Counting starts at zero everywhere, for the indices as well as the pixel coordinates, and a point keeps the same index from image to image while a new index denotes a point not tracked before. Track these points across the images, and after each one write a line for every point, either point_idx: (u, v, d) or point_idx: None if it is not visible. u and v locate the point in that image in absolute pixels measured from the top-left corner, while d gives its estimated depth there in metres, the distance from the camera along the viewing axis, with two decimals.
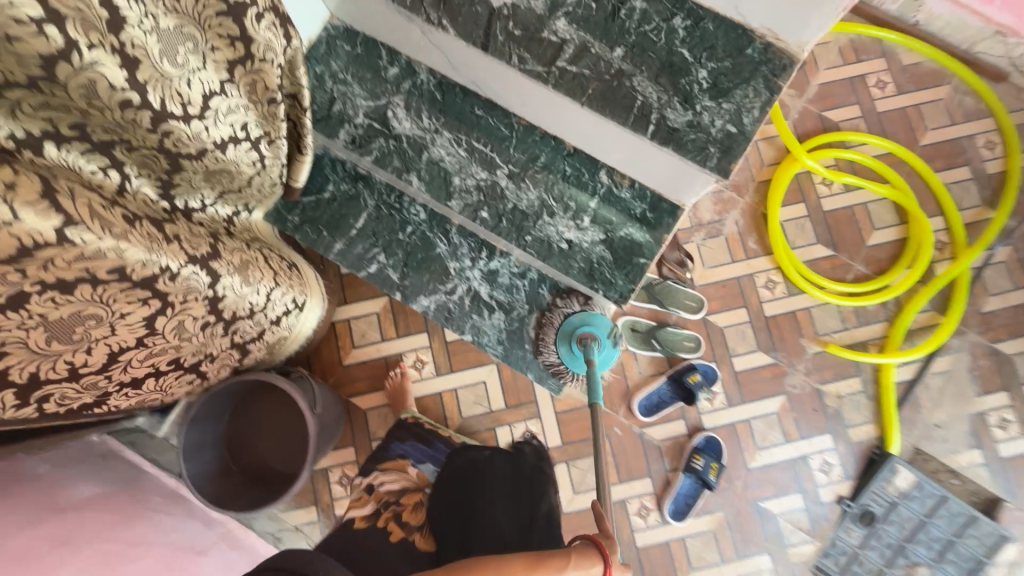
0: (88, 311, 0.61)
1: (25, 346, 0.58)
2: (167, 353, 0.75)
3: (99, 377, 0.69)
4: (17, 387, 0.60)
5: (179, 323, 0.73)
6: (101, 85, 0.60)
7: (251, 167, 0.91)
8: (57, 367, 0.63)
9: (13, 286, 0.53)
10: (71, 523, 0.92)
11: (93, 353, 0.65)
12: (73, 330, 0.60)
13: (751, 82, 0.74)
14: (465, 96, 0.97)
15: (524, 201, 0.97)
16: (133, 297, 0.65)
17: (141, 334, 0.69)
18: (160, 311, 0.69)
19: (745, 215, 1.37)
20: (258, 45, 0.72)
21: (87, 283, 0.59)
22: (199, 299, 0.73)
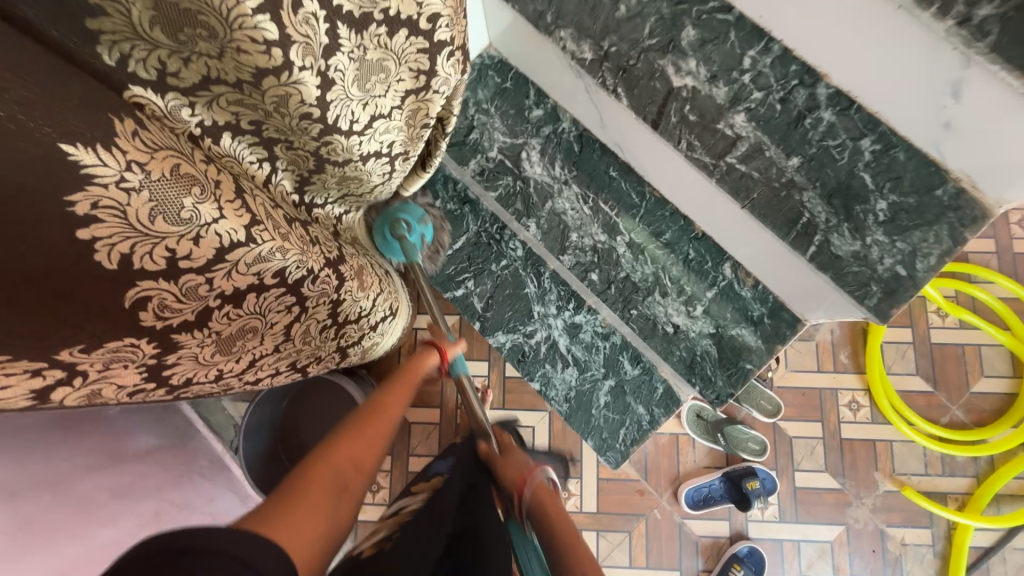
0: (250, 324, 0.60)
1: (194, 358, 0.58)
2: (289, 356, 0.69)
3: (235, 379, 0.65)
4: (169, 386, 0.59)
5: (306, 329, 0.68)
6: (294, 99, 0.59)
7: (379, 178, 0.87)
8: (208, 374, 0.61)
9: (201, 301, 0.54)
10: (129, 475, 0.94)
11: (242, 361, 0.63)
12: (233, 343, 0.60)
13: (934, 227, 0.67)
14: (603, 155, 0.95)
15: (638, 273, 0.94)
16: (281, 303, 0.61)
17: (278, 341, 0.66)
18: (296, 318, 0.65)
19: (843, 326, 1.29)
20: (436, 78, 0.72)
21: (252, 294, 0.57)
22: (327, 305, 0.68)
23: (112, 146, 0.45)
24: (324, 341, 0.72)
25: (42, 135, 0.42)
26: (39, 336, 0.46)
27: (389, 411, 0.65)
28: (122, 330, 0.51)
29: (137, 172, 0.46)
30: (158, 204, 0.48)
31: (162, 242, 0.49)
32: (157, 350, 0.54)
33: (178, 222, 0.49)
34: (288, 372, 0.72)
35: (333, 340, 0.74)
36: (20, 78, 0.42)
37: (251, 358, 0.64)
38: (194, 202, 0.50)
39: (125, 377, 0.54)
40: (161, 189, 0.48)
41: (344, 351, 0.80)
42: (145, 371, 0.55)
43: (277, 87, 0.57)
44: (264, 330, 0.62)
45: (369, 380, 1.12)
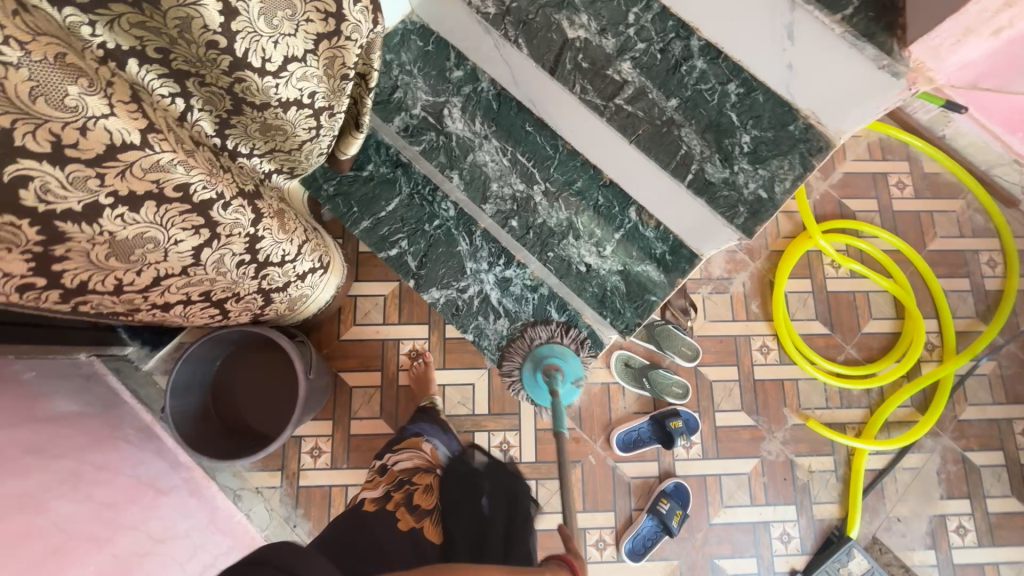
0: (149, 234, 0.65)
1: (87, 256, 0.62)
2: (202, 285, 0.77)
3: (137, 296, 0.72)
4: (64, 290, 0.64)
5: (219, 257, 0.75)
6: (196, 23, 0.64)
7: (306, 133, 0.93)
8: (105, 281, 0.66)
9: (90, 196, 0.58)
10: (43, 433, 0.91)
11: (142, 275, 0.69)
12: (131, 251, 0.65)
13: (788, 155, 0.79)
14: (520, 112, 1.03)
15: (554, 219, 1.01)
16: (189, 222, 0.69)
17: (186, 263, 0.72)
18: (207, 243, 0.72)
19: (752, 279, 1.42)
20: (347, 25, 0.77)
21: (156, 205, 0.64)
22: (241, 236, 0.76)
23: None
24: (239, 274, 0.80)
25: None
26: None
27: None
28: (0, 208, 0.53)
29: (17, 48, 0.47)
30: (40, 85, 0.49)
31: (45, 124, 0.51)
32: (43, 239, 0.57)
33: (62, 108, 0.52)
34: (201, 303, 0.81)
35: (251, 274, 0.82)
36: None
37: (154, 273, 0.70)
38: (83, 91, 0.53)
39: (11, 266, 0.58)
40: (44, 72, 0.49)
41: (265, 292, 0.88)
42: (31, 262, 0.59)
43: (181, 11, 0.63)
44: (170, 244, 0.68)
45: (302, 341, 1.15)
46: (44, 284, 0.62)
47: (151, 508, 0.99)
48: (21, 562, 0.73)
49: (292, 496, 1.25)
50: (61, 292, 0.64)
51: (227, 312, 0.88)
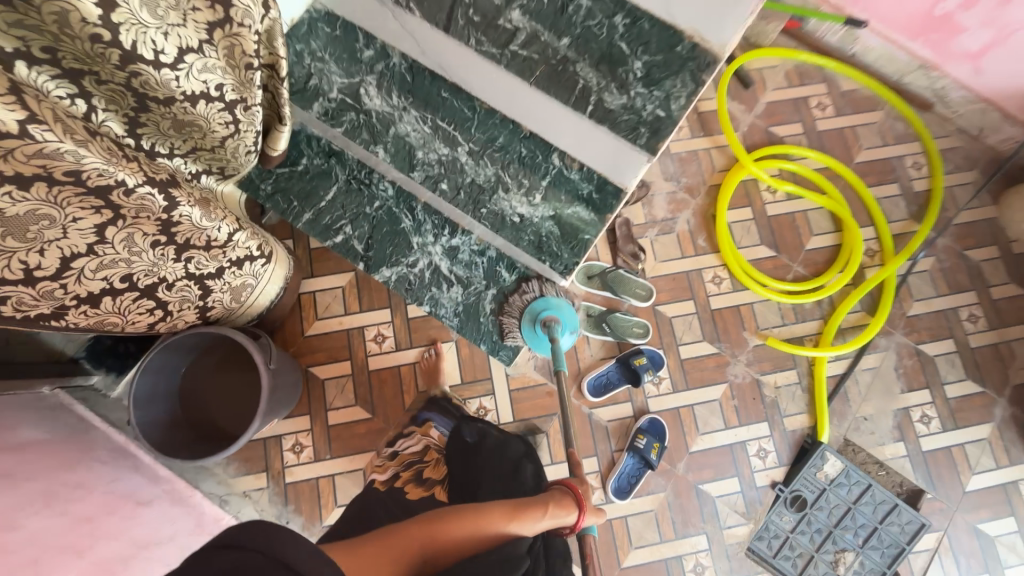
0: (43, 211, 0.69)
1: None
2: (118, 267, 0.83)
3: (54, 285, 0.77)
4: None
5: (129, 236, 0.82)
6: (74, 16, 0.66)
7: (224, 129, 0.96)
8: (12, 265, 0.71)
9: None
10: (11, 460, 0.92)
11: (47, 255, 0.74)
12: (26, 228, 0.69)
13: (679, 75, 0.84)
14: (433, 79, 1.05)
15: (482, 175, 1.05)
16: (87, 203, 0.73)
17: (91, 242, 0.78)
18: (111, 222, 0.78)
19: (696, 215, 1.47)
20: (236, 10, 0.80)
21: (49, 188, 0.68)
22: (151, 219, 0.83)
23: None
24: (159, 255, 0.88)
25: None
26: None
27: (500, 539, 0.75)
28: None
29: None
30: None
31: None
32: None
33: None
34: (131, 292, 0.88)
35: (172, 256, 0.90)
36: None
37: (62, 255, 0.75)
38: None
39: None
40: None
41: (194, 276, 0.96)
42: None
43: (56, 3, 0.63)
44: (70, 223, 0.73)
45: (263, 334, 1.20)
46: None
47: (131, 518, 1.00)
48: None
49: (281, 494, 1.27)
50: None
51: (165, 303, 0.96)
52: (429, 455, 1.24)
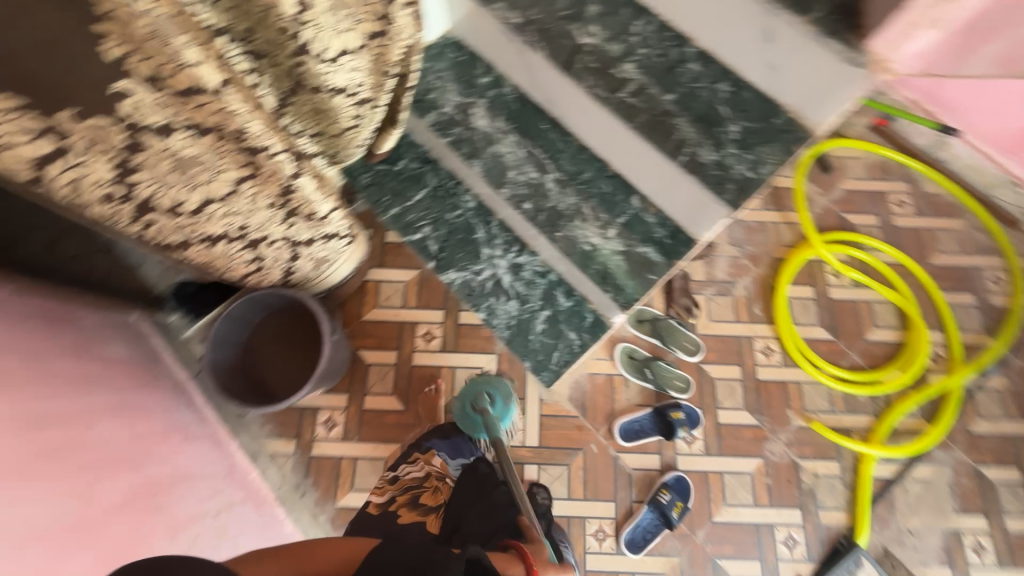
0: (203, 157, 0.81)
1: (153, 170, 0.77)
2: (239, 217, 0.95)
3: (189, 222, 0.89)
4: (135, 205, 0.80)
5: (256, 193, 0.93)
6: (275, 11, 0.80)
7: (349, 121, 1.10)
8: (166, 198, 0.82)
9: (166, 116, 0.73)
10: (97, 369, 1.03)
11: (193, 195, 0.85)
12: (189, 168, 0.81)
13: (773, 143, 0.89)
14: (537, 112, 1.16)
15: (563, 203, 1.12)
16: (236, 158, 0.85)
17: (227, 192, 0.89)
18: (248, 178, 0.90)
19: (755, 283, 1.48)
20: (394, 27, 0.95)
21: (215, 140, 0.80)
22: (277, 183, 0.94)
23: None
24: (272, 215, 0.99)
25: None
26: (41, 106, 0.63)
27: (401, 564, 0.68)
28: (95, 109, 0.67)
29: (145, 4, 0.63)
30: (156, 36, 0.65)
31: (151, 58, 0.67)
32: (126, 147, 0.72)
33: (163, 49, 0.67)
34: (240, 242, 1.00)
35: (281, 218, 1.01)
36: None
37: (202, 198, 0.86)
38: (182, 43, 0.67)
39: (100, 172, 0.73)
40: (163, 24, 0.65)
41: (289, 240, 1.08)
42: (114, 171, 0.74)
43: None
44: (218, 172, 0.85)
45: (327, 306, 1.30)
46: (123, 194, 0.77)
47: (178, 448, 1.07)
48: (69, 464, 0.80)
49: (303, 465, 1.31)
50: (132, 205, 0.80)
51: (262, 258, 1.07)
52: (428, 483, 1.10)
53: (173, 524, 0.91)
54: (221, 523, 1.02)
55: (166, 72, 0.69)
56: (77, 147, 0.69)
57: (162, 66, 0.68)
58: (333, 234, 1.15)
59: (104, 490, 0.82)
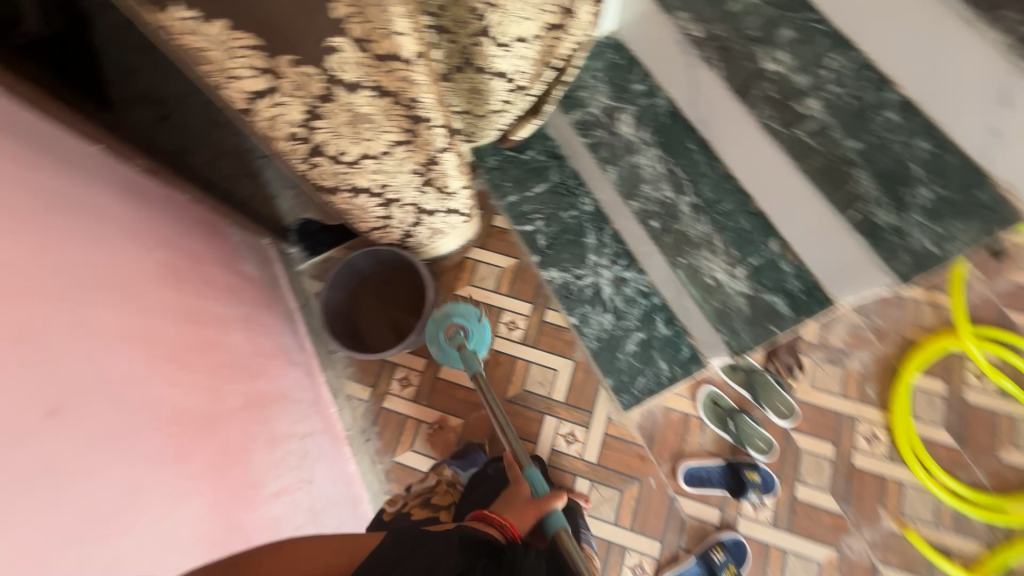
0: (374, 116, 0.86)
1: (333, 120, 0.83)
2: (384, 176, 1.00)
3: (345, 171, 0.95)
4: (309, 147, 0.87)
5: (407, 158, 0.98)
6: None
7: (498, 104, 1.14)
8: (334, 146, 0.89)
9: (358, 76, 0.77)
10: (238, 282, 1.16)
11: (355, 148, 0.91)
12: (360, 125, 0.86)
13: (969, 219, 0.78)
14: (687, 130, 1.11)
15: (694, 230, 1.07)
16: (401, 123, 0.89)
17: (383, 151, 0.94)
18: (404, 142, 0.94)
19: (875, 360, 1.33)
20: (573, 22, 0.96)
21: (390, 104, 0.84)
22: (427, 153, 0.99)
23: None
24: (411, 180, 1.04)
25: None
26: (269, 49, 0.69)
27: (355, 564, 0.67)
28: (308, 59, 0.72)
29: None
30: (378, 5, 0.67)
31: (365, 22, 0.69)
32: (320, 95, 0.78)
33: (378, 15, 0.68)
34: (376, 199, 1.06)
35: (417, 184, 1.06)
36: None
37: (361, 153, 0.93)
38: (398, 13, 0.69)
39: (293, 113, 0.80)
40: None
41: (417, 207, 1.13)
42: (304, 114, 0.80)
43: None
44: (382, 133, 0.90)
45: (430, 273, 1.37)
46: (304, 135, 0.84)
47: (283, 368, 1.17)
48: (212, 360, 0.91)
49: (373, 413, 1.39)
50: (308, 147, 0.87)
51: (390, 217, 1.13)
52: (438, 487, 1.20)
53: (274, 437, 0.97)
54: (307, 447, 1.08)
55: (374, 37, 0.71)
56: (285, 88, 0.75)
57: (373, 30, 0.70)
58: (455, 209, 1.19)
59: (231, 391, 0.92)
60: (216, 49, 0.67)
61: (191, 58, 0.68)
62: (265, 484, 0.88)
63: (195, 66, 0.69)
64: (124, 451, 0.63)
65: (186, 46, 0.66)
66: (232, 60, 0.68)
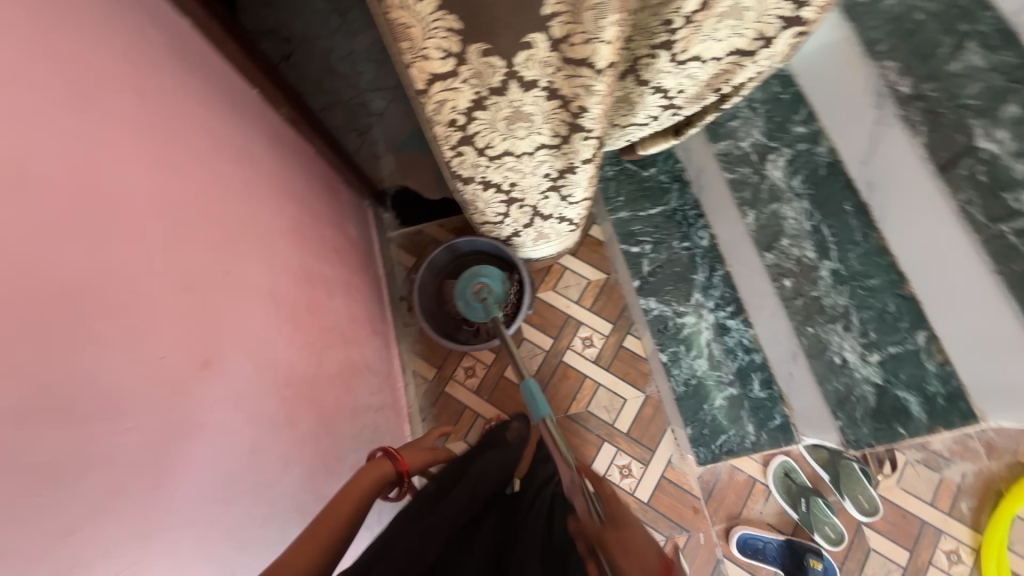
0: (534, 115, 0.82)
1: (495, 112, 0.80)
2: (517, 174, 0.96)
3: (483, 164, 0.92)
4: (461, 136, 0.84)
5: (547, 160, 0.94)
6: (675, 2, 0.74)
7: (643, 117, 1.06)
8: (484, 138, 0.85)
9: (538, 74, 0.73)
10: (344, 243, 1.16)
11: (502, 143, 0.87)
12: (518, 121, 0.83)
13: None
14: (845, 187, 0.97)
15: (831, 300, 0.98)
16: (558, 127, 0.85)
17: (528, 151, 0.91)
18: (552, 146, 0.90)
19: (979, 476, 1.17)
20: (765, 51, 0.87)
21: (556, 107, 0.80)
22: (568, 159, 0.94)
23: None
24: (540, 182, 1.00)
25: None
26: (467, 35, 0.65)
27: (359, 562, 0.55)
28: (497, 51, 0.68)
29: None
30: (598, 11, 0.62)
31: (573, 24, 0.65)
32: (493, 87, 0.74)
33: (592, 22, 0.63)
34: (499, 194, 1.02)
35: (544, 188, 1.02)
36: None
37: (506, 149, 0.89)
38: (610, 23, 0.63)
39: (459, 99, 0.76)
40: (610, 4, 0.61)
41: (535, 208, 1.09)
42: (470, 103, 0.77)
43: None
44: (534, 133, 0.86)
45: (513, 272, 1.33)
46: (462, 123, 0.81)
47: (368, 337, 1.17)
48: (319, 322, 0.91)
49: (434, 394, 1.39)
50: (461, 135, 0.84)
51: (506, 213, 1.09)
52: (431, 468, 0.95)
53: (355, 408, 0.98)
54: (378, 421, 1.09)
55: (573, 40, 0.67)
56: (465, 74, 0.71)
57: (575, 32, 0.66)
58: (569, 216, 1.14)
59: (329, 357, 0.92)
60: (417, 27, 0.63)
61: (388, 33, 0.63)
62: (346, 457, 0.88)
63: (392, 41, 0.64)
64: (247, 412, 0.63)
65: (393, 21, 0.61)
66: (428, 40, 0.65)
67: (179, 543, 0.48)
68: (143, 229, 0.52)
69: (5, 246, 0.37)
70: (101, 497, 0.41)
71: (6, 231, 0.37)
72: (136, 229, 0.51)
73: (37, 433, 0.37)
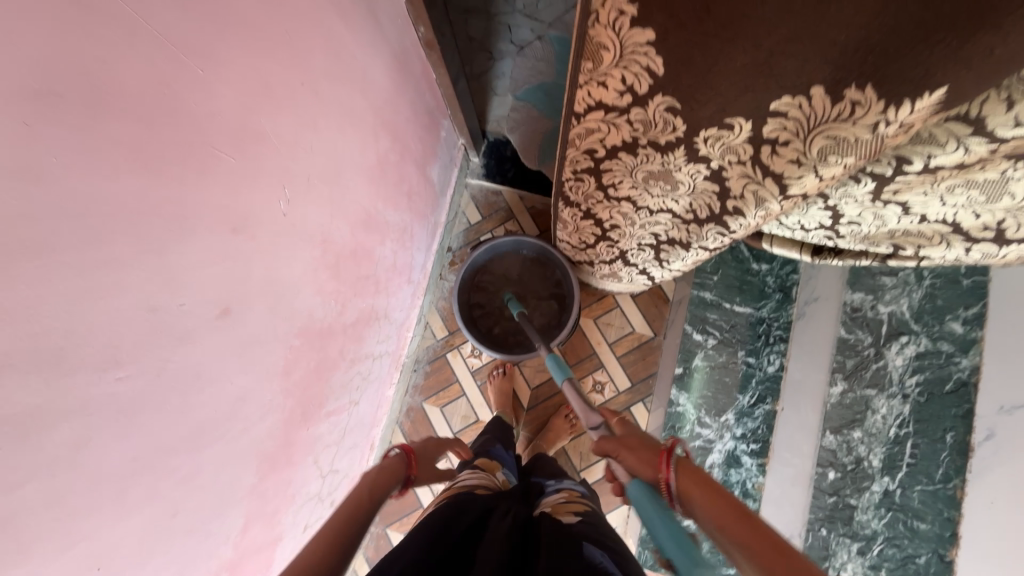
0: (681, 184, 0.69)
1: (642, 162, 0.68)
2: (625, 223, 0.85)
3: (597, 199, 0.80)
4: (591, 167, 0.72)
5: (663, 225, 0.81)
6: (923, 146, 0.57)
7: (790, 231, 0.87)
8: (613, 179, 0.73)
9: (714, 155, 0.61)
10: (420, 183, 1.07)
11: (629, 191, 0.75)
12: (658, 180, 0.70)
13: None
14: (955, 417, 0.75)
15: (864, 514, 0.84)
16: (699, 206, 0.72)
17: (651, 211, 0.79)
18: (679, 219, 0.78)
19: None
20: (988, 251, 0.66)
21: (710, 191, 0.68)
22: (686, 236, 0.81)
23: (895, 120, 0.46)
24: (643, 237, 0.88)
25: (917, 53, 0.40)
26: (664, 84, 0.53)
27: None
28: (688, 113, 0.56)
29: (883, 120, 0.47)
30: (835, 145, 0.52)
31: (794, 137, 0.54)
32: (655, 141, 0.62)
33: (821, 156, 0.54)
34: (594, 227, 0.90)
35: (643, 243, 0.90)
36: (958, 66, 0.40)
37: (630, 197, 0.77)
38: (838, 162, 0.53)
39: (612, 136, 0.64)
40: (858, 142, 0.50)
41: (623, 254, 0.97)
42: (620, 143, 0.65)
43: (946, 133, 0.53)
44: (668, 199, 0.74)
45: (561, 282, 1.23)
46: (599, 156, 0.69)
47: (399, 287, 1.12)
48: (359, 272, 0.86)
49: (434, 354, 1.37)
50: (591, 165, 0.71)
51: (591, 245, 0.98)
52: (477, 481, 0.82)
53: (354, 359, 0.96)
54: (372, 368, 1.08)
55: (782, 150, 0.56)
56: (634, 116, 0.59)
57: (788, 137, 0.54)
58: (652, 273, 1.02)
59: (353, 307, 0.88)
60: (612, 52, 0.51)
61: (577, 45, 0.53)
62: (324, 407, 0.87)
63: (574, 55, 0.54)
64: (248, 360, 0.60)
65: (591, 37, 0.51)
66: (616, 69, 0.53)
67: (133, 487, 0.47)
68: (211, 163, 0.46)
69: (23, 174, 0.31)
70: (66, 448, 0.39)
71: (39, 168, 0.32)
72: (197, 156, 0.44)
73: (21, 379, 0.34)
